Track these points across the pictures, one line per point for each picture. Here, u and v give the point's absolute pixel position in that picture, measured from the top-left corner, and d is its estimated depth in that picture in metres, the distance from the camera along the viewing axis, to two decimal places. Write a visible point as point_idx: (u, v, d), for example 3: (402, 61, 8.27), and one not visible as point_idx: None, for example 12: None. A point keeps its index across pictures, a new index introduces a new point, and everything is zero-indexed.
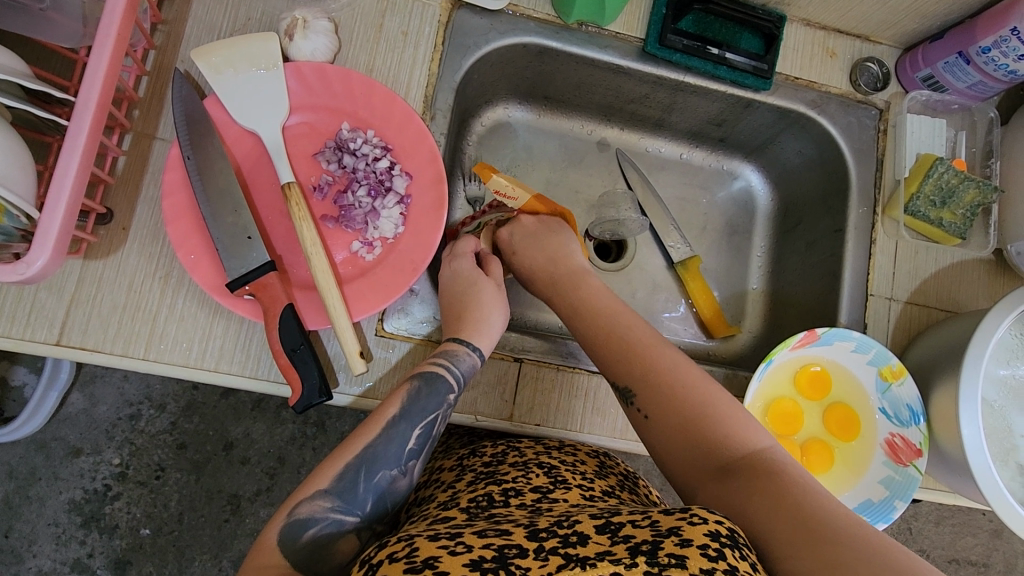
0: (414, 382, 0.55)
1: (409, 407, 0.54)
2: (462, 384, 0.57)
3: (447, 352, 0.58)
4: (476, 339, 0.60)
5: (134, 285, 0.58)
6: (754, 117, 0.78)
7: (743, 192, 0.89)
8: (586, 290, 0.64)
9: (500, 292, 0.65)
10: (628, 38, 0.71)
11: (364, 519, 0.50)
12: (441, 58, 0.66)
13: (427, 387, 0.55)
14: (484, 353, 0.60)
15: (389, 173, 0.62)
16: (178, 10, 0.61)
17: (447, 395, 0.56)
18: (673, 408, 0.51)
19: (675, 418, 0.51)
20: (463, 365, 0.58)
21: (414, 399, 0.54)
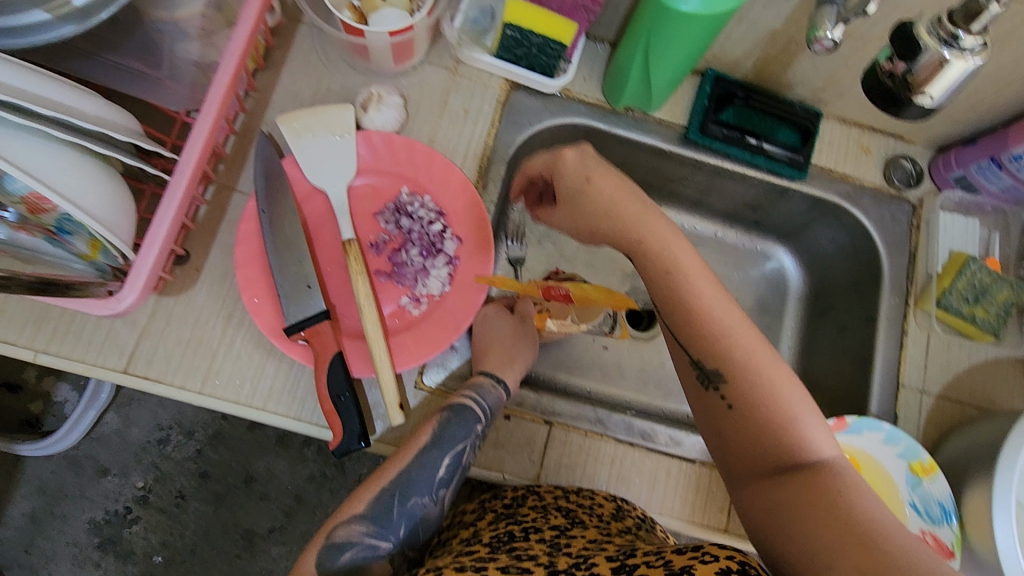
0: (444, 412, 0.58)
1: (440, 434, 0.57)
2: (491, 417, 0.60)
3: (471, 383, 0.61)
4: (502, 374, 0.62)
5: (199, 322, 0.63)
6: (789, 204, 0.82)
7: (775, 272, 0.91)
8: (646, 228, 0.55)
9: (528, 332, 0.69)
10: (671, 124, 0.76)
11: (397, 544, 0.53)
12: (497, 134, 0.72)
13: (458, 416, 0.58)
14: (509, 387, 0.62)
15: (441, 236, 0.67)
16: (268, 80, 0.68)
17: (476, 426, 0.58)
18: (755, 402, 0.50)
19: (755, 411, 0.50)
20: (490, 398, 0.60)
21: (444, 426, 0.57)
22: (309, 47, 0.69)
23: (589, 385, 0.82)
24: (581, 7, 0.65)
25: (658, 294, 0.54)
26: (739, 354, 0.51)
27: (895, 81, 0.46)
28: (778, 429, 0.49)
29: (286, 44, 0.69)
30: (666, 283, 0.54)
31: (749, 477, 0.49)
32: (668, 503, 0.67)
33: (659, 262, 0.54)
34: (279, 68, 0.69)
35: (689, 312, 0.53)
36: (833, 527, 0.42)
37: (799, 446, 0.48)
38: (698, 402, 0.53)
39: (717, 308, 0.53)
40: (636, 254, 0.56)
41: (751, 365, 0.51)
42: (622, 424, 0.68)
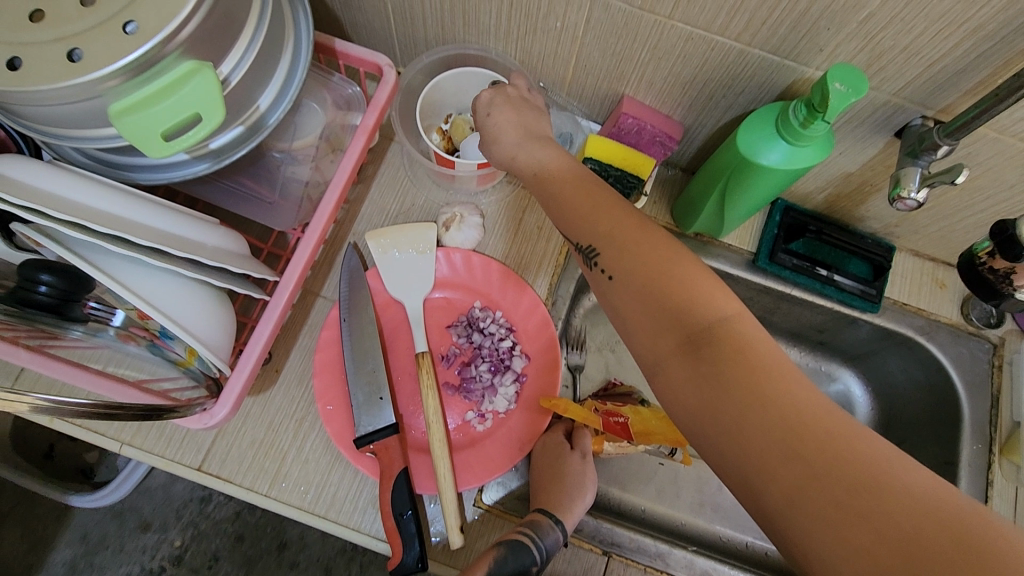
0: (500, 548, 0.58)
1: (495, 572, 0.56)
2: (546, 559, 0.59)
3: (530, 523, 0.60)
4: (559, 513, 0.62)
5: (273, 423, 0.65)
6: (857, 331, 0.80)
7: (840, 394, 0.88)
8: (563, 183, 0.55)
9: (586, 467, 0.67)
10: (740, 250, 0.77)
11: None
12: (568, 251, 0.74)
13: (517, 556, 0.57)
14: (566, 529, 0.61)
15: (510, 353, 0.68)
16: (359, 193, 0.73)
17: (532, 567, 0.57)
18: (632, 267, 0.49)
19: (632, 279, 0.48)
20: (548, 541, 0.59)
21: (501, 566, 0.56)
22: (399, 164, 0.75)
23: (644, 503, 0.80)
24: (658, 143, 0.70)
25: (618, 268, 0.49)
26: (688, 304, 0.45)
27: (998, 276, 0.60)
28: (674, 292, 0.46)
29: (378, 160, 0.75)
30: (576, 220, 0.53)
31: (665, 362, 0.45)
32: None
33: (614, 241, 0.50)
34: (369, 182, 0.74)
35: (647, 269, 0.48)
36: (834, 461, 0.36)
37: (701, 305, 0.45)
38: (646, 351, 0.47)
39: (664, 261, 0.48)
40: (601, 246, 0.51)
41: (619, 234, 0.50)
42: (683, 561, 0.66)
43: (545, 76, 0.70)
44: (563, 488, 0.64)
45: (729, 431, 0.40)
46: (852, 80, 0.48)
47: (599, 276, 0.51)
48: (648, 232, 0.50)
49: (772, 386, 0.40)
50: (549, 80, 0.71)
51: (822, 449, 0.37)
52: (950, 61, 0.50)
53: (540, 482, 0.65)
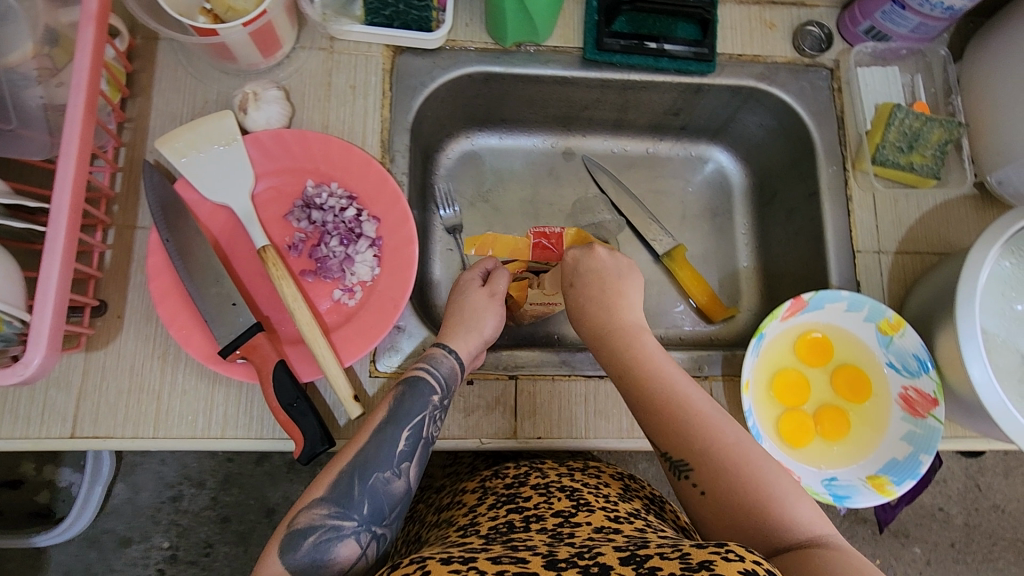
0: (400, 387, 0.57)
1: (396, 410, 0.56)
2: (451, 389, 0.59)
3: (423, 356, 0.60)
4: (453, 343, 0.61)
5: (134, 368, 0.61)
6: (707, 100, 0.79)
7: (716, 174, 0.89)
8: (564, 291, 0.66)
9: (494, 304, 0.65)
10: (567, 49, 0.74)
11: (361, 522, 0.51)
12: (391, 103, 0.69)
13: (415, 390, 0.57)
14: (463, 357, 0.60)
15: (357, 221, 0.64)
16: (140, 107, 0.65)
17: (431, 397, 0.57)
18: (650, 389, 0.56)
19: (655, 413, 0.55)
20: (443, 367, 0.58)
21: (399, 402, 0.56)
22: (175, 62, 0.66)
23: (557, 331, 0.81)
24: None
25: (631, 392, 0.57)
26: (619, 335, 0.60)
27: None
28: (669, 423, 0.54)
29: (150, 65, 0.66)
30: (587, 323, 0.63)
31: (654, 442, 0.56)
32: None
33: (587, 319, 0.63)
34: (148, 91, 0.65)
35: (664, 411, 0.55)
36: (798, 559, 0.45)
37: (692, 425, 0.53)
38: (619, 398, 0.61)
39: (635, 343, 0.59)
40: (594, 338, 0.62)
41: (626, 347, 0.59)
42: (589, 359, 0.67)
43: None
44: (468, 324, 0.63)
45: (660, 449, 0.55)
46: None
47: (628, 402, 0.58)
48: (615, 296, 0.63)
49: (737, 487, 0.50)
50: None
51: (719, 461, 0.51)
52: None
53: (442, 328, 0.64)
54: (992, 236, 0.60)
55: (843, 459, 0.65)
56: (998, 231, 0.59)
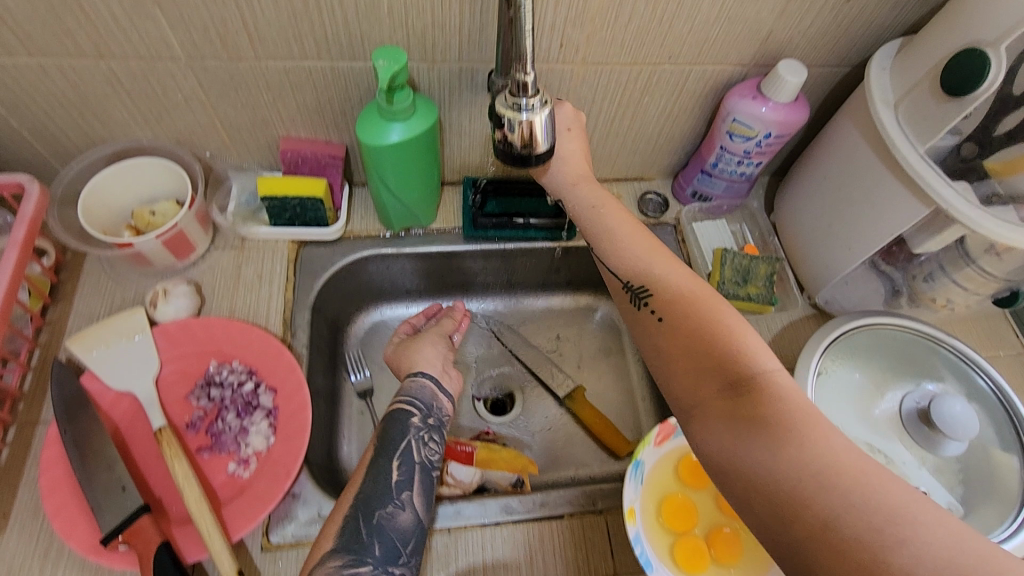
0: (383, 422, 0.67)
1: (383, 443, 0.65)
2: (430, 407, 0.70)
3: (403, 391, 0.71)
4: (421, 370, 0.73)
5: (11, 570, 0.59)
6: (579, 258, 0.92)
7: (604, 318, 1.00)
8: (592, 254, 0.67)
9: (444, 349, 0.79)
10: (449, 229, 0.87)
11: (377, 563, 0.56)
12: (294, 285, 0.79)
13: (393, 419, 0.67)
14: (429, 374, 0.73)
15: (254, 392, 0.69)
16: (60, 311, 0.72)
17: (412, 420, 0.67)
18: (682, 306, 0.56)
19: (684, 314, 0.56)
20: (419, 391, 0.70)
21: (385, 434, 0.65)
22: (99, 270, 0.75)
23: None
24: (329, 165, 0.79)
25: (668, 311, 0.57)
26: (668, 290, 0.58)
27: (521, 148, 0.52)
28: (711, 329, 0.53)
29: (75, 274, 0.75)
30: (634, 271, 0.62)
31: (665, 351, 0.56)
32: (552, 569, 0.65)
33: (659, 290, 0.59)
34: (70, 297, 0.73)
35: (689, 322, 0.55)
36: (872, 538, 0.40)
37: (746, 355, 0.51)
38: (643, 340, 0.59)
39: (645, 260, 0.63)
40: (651, 288, 0.59)
41: (674, 294, 0.58)
42: (482, 505, 0.68)
43: (206, 145, 0.77)
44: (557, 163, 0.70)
45: (698, 377, 0.52)
46: (390, 55, 0.60)
47: (649, 316, 0.58)
48: (655, 251, 0.63)
49: (803, 453, 0.44)
50: (212, 148, 0.77)
51: (764, 402, 0.48)
52: (469, 22, 0.64)
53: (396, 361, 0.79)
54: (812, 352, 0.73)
55: None
56: (811, 346, 0.73)
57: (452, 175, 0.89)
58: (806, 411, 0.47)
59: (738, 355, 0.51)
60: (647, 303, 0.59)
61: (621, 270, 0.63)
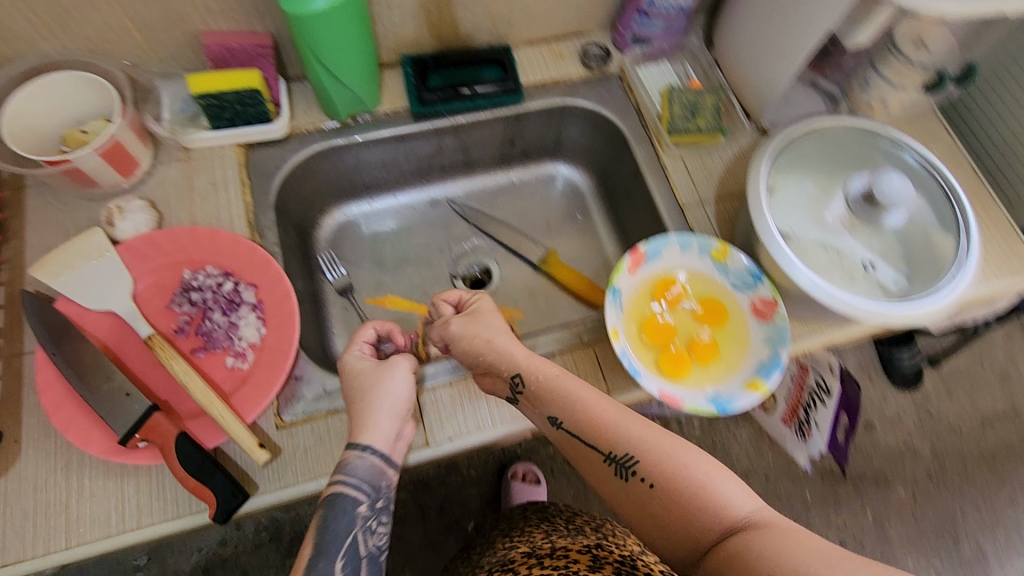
0: (320, 512, 0.59)
1: (322, 544, 0.58)
2: (376, 489, 0.62)
3: (341, 464, 0.62)
4: (365, 440, 0.62)
5: (38, 485, 0.61)
6: (531, 124, 0.93)
7: (565, 185, 1.02)
8: (582, 399, 0.61)
9: (388, 364, 0.66)
10: (397, 110, 0.86)
11: None
12: (251, 188, 0.78)
13: (337, 505, 0.59)
14: (377, 448, 0.62)
15: (236, 290, 0.70)
16: (14, 248, 0.70)
17: (357, 509, 0.60)
18: (673, 478, 0.54)
19: (675, 490, 0.54)
20: (360, 471, 0.61)
21: (325, 525, 0.58)
22: (43, 202, 0.73)
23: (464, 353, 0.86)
24: (260, 56, 0.76)
25: (657, 474, 0.55)
26: (592, 418, 0.59)
27: None
28: (688, 491, 0.53)
29: (19, 210, 0.72)
30: (575, 413, 0.60)
31: (682, 563, 0.53)
32: None
33: (588, 427, 0.59)
34: (20, 232, 0.71)
35: (671, 512, 0.54)
36: None
37: (716, 520, 0.51)
38: (613, 501, 0.58)
39: (596, 409, 0.60)
40: (637, 454, 0.56)
41: (638, 437, 0.57)
42: None
43: (123, 53, 0.73)
44: (479, 320, 0.69)
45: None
46: None
47: (638, 484, 0.56)
48: (601, 397, 0.61)
49: None
50: (129, 55, 0.74)
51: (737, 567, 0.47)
52: None
53: (351, 396, 0.64)
54: (765, 157, 0.77)
55: (717, 379, 0.70)
56: (761, 151, 0.77)
57: (389, 56, 0.87)
58: (800, 541, 0.47)
59: (708, 520, 0.52)
60: (636, 472, 0.56)
61: (535, 388, 0.62)
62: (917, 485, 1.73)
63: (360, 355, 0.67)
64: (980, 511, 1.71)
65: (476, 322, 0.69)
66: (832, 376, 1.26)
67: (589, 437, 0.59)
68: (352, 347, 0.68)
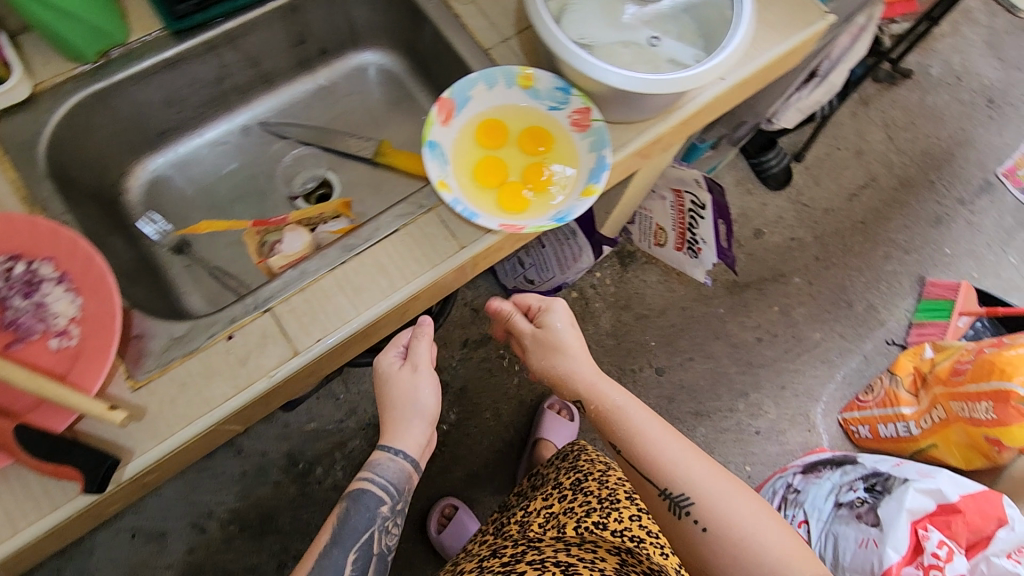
0: (342, 506, 0.69)
1: (337, 534, 0.67)
2: (394, 489, 0.71)
3: (371, 464, 0.72)
4: (397, 444, 0.72)
5: None
6: (313, 13, 0.86)
7: (379, 73, 0.97)
8: (626, 424, 0.73)
9: (416, 372, 0.75)
10: (154, 35, 0.77)
11: None
12: (11, 162, 0.68)
13: (361, 500, 0.69)
14: (407, 454, 0.72)
15: (31, 270, 0.63)
16: None
17: (379, 507, 0.70)
18: (732, 530, 0.64)
19: (723, 528, 0.64)
20: (386, 474, 0.71)
21: (343, 522, 0.68)
22: None
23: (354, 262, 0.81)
24: None
25: (712, 521, 0.65)
26: (641, 447, 0.71)
27: None
28: (734, 535, 0.63)
29: None
30: (642, 462, 0.71)
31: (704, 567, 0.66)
32: (409, 270, 0.70)
33: (644, 460, 0.71)
34: None
35: (716, 548, 0.64)
36: None
37: (749, 550, 0.62)
38: (648, 503, 0.71)
39: (640, 436, 0.72)
40: (686, 490, 0.67)
41: (674, 458, 0.70)
42: (322, 256, 0.70)
43: None
44: (560, 352, 0.79)
45: None
46: None
47: (690, 523, 0.66)
48: (674, 439, 0.72)
49: None
50: None
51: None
52: None
53: (390, 405, 0.74)
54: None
55: (558, 198, 0.72)
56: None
57: None
58: None
59: (749, 544, 0.63)
60: (690, 513, 0.66)
61: (597, 412, 0.76)
62: (810, 270, 1.90)
63: (398, 367, 0.76)
64: (865, 273, 1.92)
65: (550, 341, 0.79)
66: (700, 190, 1.28)
67: (608, 417, 0.75)
68: (385, 349, 0.77)
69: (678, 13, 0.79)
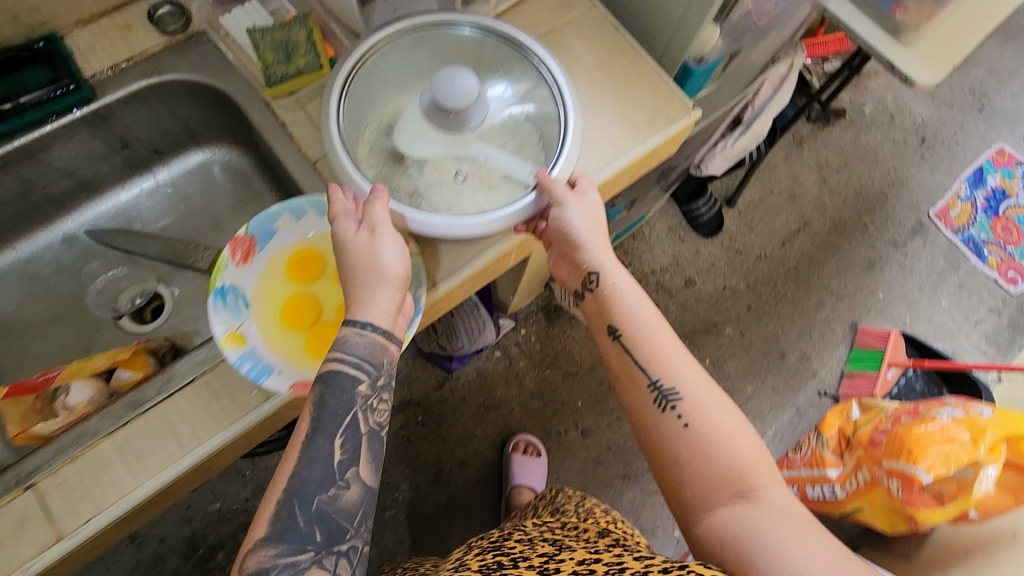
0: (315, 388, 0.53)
1: (319, 418, 0.52)
2: (377, 365, 0.56)
3: (337, 343, 0.56)
4: (361, 316, 0.56)
5: None
6: (131, 117, 0.78)
7: (224, 171, 0.88)
8: (619, 302, 0.65)
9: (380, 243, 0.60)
10: None
11: (318, 548, 0.48)
12: None
13: (335, 384, 0.54)
14: (375, 327, 0.57)
15: None
16: None
17: (357, 387, 0.54)
18: (715, 438, 0.57)
19: (708, 437, 0.57)
20: (356, 347, 0.55)
21: (321, 404, 0.52)
22: None
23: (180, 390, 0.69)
24: None
25: (695, 419, 0.58)
26: (634, 331, 0.63)
27: None
28: (717, 436, 0.57)
29: None
30: (634, 335, 0.63)
31: (696, 499, 0.56)
32: (202, 428, 0.63)
33: (632, 328, 0.64)
34: None
35: (694, 465, 0.57)
36: None
37: (729, 453, 0.56)
38: (627, 399, 0.62)
39: (627, 305, 0.65)
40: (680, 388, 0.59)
41: (661, 352, 0.62)
42: (108, 415, 0.63)
43: None
44: (578, 216, 0.67)
45: (707, 551, 0.54)
46: None
47: (674, 420, 0.58)
48: (661, 330, 0.64)
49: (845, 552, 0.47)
50: None
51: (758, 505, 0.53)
52: None
53: (349, 272, 0.58)
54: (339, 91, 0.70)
55: None
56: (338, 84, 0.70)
57: None
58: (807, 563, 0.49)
59: (727, 464, 0.56)
60: (676, 407, 0.59)
61: (592, 264, 0.67)
62: (742, 319, 1.76)
63: (354, 232, 0.60)
64: (798, 320, 1.78)
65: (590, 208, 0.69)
66: None
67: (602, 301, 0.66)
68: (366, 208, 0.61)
69: (513, 123, 0.74)
